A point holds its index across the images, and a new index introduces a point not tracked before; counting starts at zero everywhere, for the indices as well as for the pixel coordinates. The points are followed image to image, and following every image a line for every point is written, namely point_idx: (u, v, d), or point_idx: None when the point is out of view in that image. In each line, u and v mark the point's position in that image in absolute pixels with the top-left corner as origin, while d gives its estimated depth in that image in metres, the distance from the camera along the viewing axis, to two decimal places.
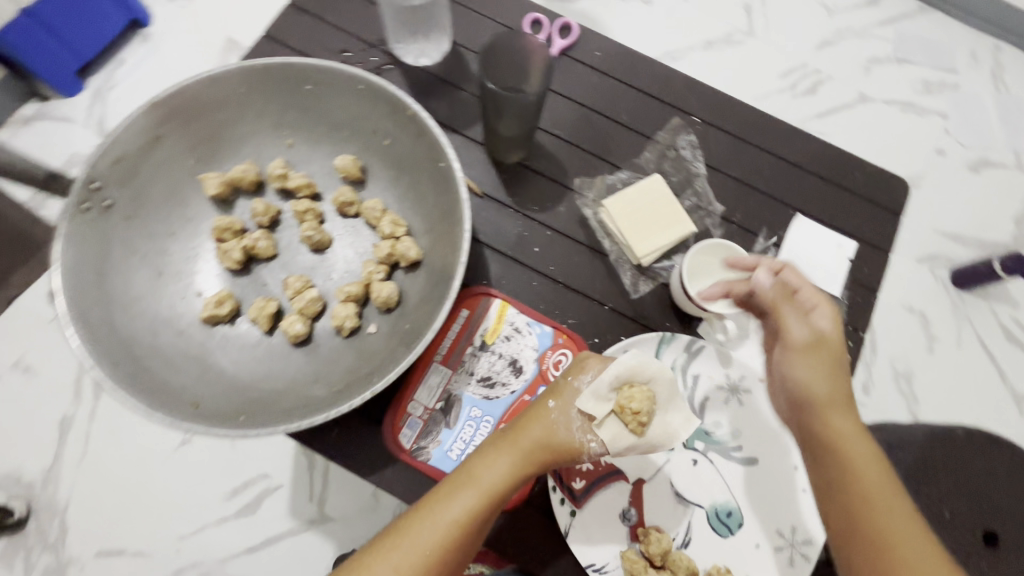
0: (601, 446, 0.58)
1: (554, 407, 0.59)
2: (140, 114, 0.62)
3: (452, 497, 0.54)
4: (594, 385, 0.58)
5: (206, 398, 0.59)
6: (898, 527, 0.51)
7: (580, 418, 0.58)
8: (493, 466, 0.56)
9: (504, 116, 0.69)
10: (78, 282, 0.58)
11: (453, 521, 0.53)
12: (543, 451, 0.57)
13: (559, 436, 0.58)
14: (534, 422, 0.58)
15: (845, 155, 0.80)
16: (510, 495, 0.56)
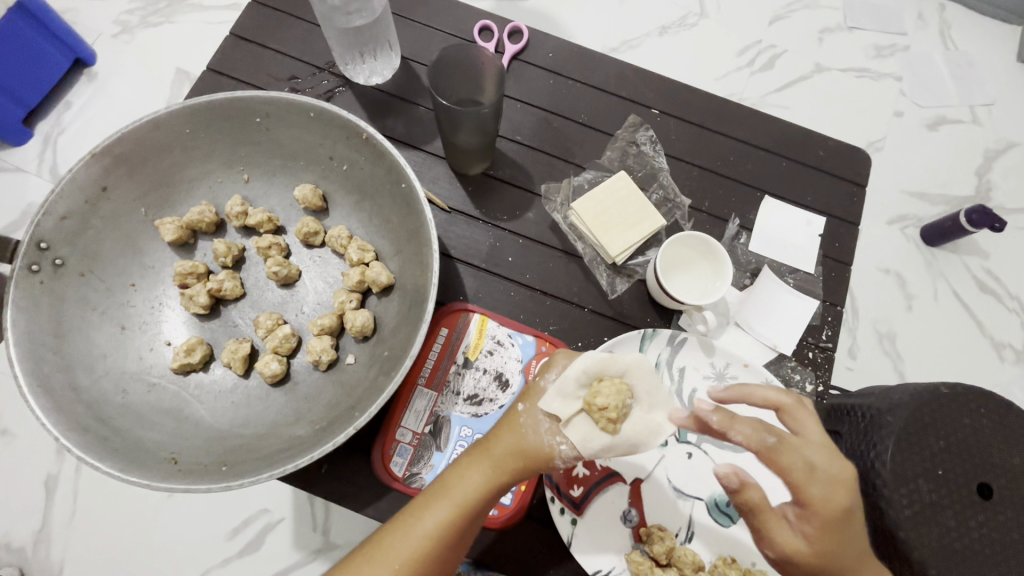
0: (572, 449, 0.53)
1: (524, 410, 0.56)
2: (83, 166, 0.60)
3: (425, 510, 0.53)
4: (559, 382, 0.54)
5: (185, 452, 0.56)
6: None
7: (548, 420, 0.54)
8: (466, 477, 0.54)
9: (461, 130, 0.68)
10: (35, 349, 0.55)
11: (424, 535, 0.52)
12: (516, 459, 0.54)
13: (529, 442, 0.54)
14: (508, 428, 0.56)
15: (804, 132, 0.81)
16: (486, 507, 0.54)
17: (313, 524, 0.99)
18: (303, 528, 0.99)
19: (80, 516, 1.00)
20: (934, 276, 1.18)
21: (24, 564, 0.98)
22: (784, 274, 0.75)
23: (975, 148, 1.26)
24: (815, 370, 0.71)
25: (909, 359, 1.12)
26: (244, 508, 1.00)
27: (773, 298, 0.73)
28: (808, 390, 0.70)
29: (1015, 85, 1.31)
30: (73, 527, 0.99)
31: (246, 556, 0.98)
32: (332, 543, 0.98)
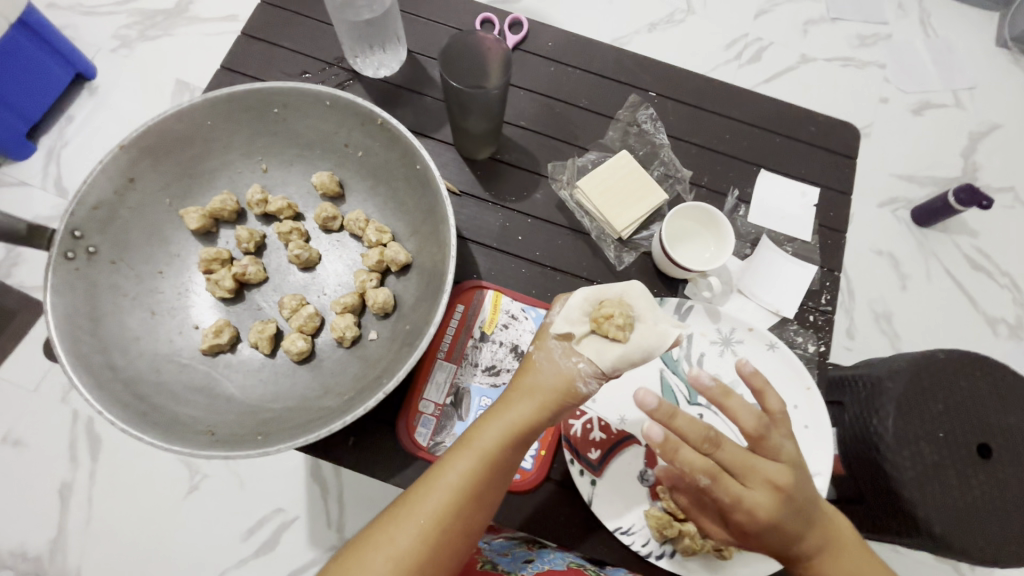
0: (590, 366, 0.57)
1: (537, 350, 0.60)
2: (112, 159, 0.63)
3: (447, 465, 0.54)
4: (564, 312, 0.59)
5: (219, 425, 0.59)
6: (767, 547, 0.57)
7: (561, 348, 0.58)
8: (488, 427, 0.56)
9: (470, 113, 0.71)
10: (73, 331, 0.58)
11: (448, 488, 0.53)
12: (535, 398, 0.56)
13: (548, 373, 0.58)
14: (523, 375, 0.59)
15: (795, 110, 0.85)
16: (508, 457, 0.55)
17: (328, 521, 1.02)
18: (318, 525, 1.02)
19: (98, 521, 1.01)
20: (926, 255, 1.22)
21: (42, 572, 0.99)
22: (782, 244, 0.78)
23: (959, 131, 1.30)
24: (816, 332, 0.74)
25: (904, 336, 1.16)
26: (258, 508, 1.02)
27: (775, 266, 0.76)
28: (810, 352, 0.74)
29: (995, 69, 1.35)
30: (89, 534, 1.00)
31: (262, 555, 1.00)
32: (346, 539, 1.01)
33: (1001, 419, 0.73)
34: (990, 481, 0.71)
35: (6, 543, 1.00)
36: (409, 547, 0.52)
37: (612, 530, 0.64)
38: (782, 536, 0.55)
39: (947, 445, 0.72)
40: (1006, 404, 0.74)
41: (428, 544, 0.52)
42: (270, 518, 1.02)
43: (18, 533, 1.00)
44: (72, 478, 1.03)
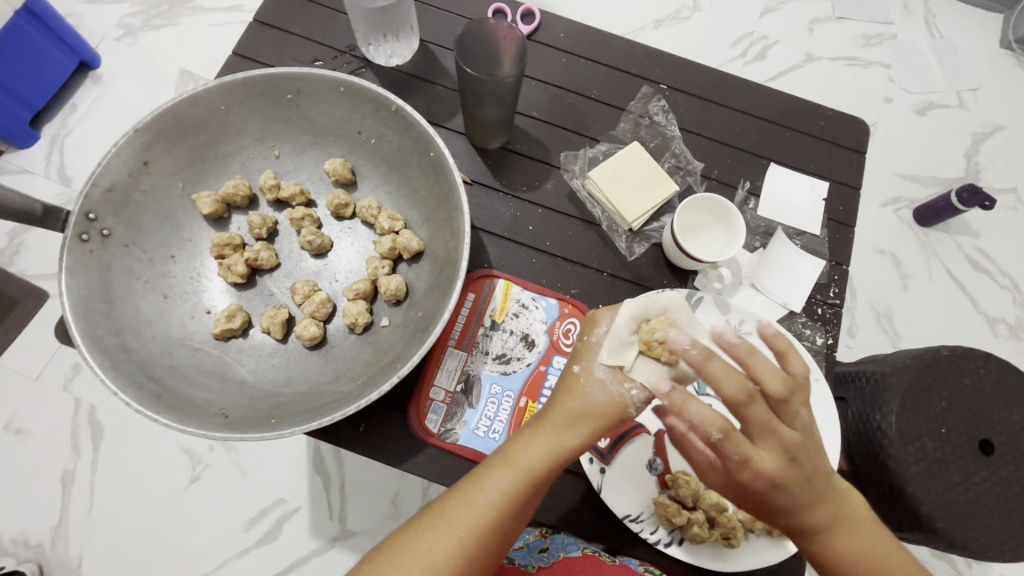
0: (643, 392, 0.56)
1: (581, 370, 0.58)
2: (126, 141, 0.63)
3: (487, 479, 0.54)
4: (615, 334, 0.58)
5: (233, 408, 0.59)
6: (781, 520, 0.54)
7: (610, 369, 0.57)
8: (529, 446, 0.56)
9: (484, 102, 0.71)
10: (88, 313, 0.58)
11: (488, 503, 0.53)
12: (582, 419, 0.56)
13: (598, 398, 0.56)
14: (565, 394, 0.58)
15: (806, 104, 0.85)
16: (549, 476, 0.55)
17: (329, 512, 1.02)
18: (320, 517, 1.01)
19: (99, 510, 1.01)
20: (929, 255, 1.23)
21: (43, 560, 0.99)
22: (791, 237, 0.79)
23: (964, 132, 1.30)
24: (824, 325, 0.75)
25: (906, 335, 1.17)
26: (260, 498, 1.02)
27: (784, 258, 0.77)
28: (818, 344, 0.74)
29: (1000, 71, 1.36)
30: (91, 522, 1.00)
31: (264, 545, 1.01)
32: (348, 531, 1.01)
33: (1003, 415, 0.74)
34: (993, 477, 0.72)
35: (8, 531, 1.00)
36: (446, 559, 0.51)
37: (621, 518, 0.64)
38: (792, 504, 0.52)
39: (951, 441, 0.72)
40: (1007, 401, 0.74)
41: (465, 559, 0.52)
42: (272, 508, 1.02)
43: (19, 521, 1.00)
44: (74, 466, 1.03)
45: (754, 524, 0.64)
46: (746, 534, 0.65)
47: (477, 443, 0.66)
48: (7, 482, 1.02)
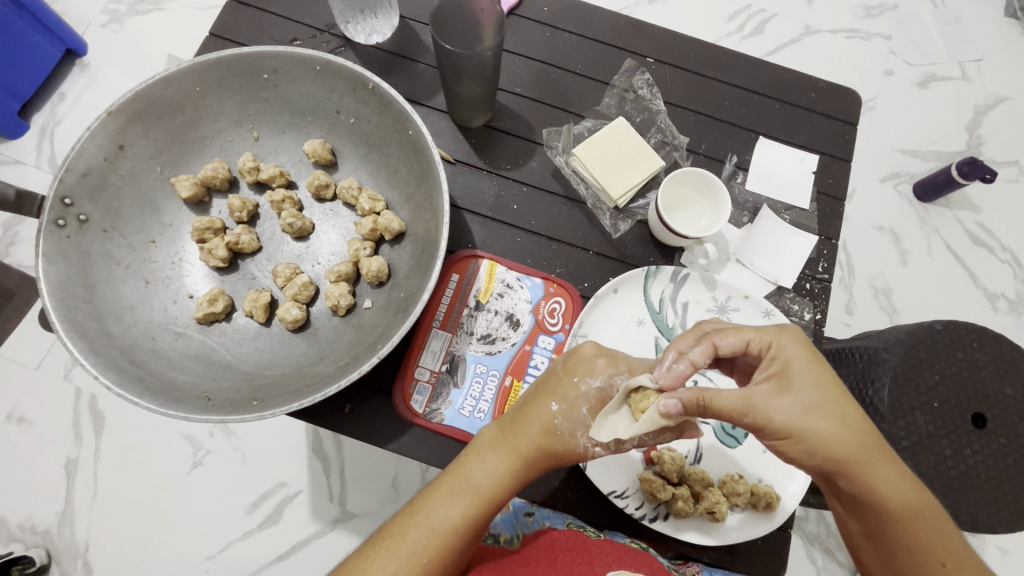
0: (604, 450, 0.56)
1: (558, 412, 0.56)
2: (101, 125, 0.62)
3: (446, 504, 0.54)
4: (609, 393, 0.56)
5: (216, 391, 0.60)
6: (822, 416, 0.49)
7: (587, 423, 0.55)
8: (490, 470, 0.55)
9: (463, 78, 0.69)
10: (68, 299, 0.58)
11: (448, 529, 0.53)
12: (542, 457, 0.56)
13: (563, 444, 0.55)
14: (535, 429, 0.56)
15: (795, 75, 0.83)
16: (507, 497, 0.56)
17: (330, 495, 1.03)
18: (320, 500, 1.02)
19: (103, 496, 1.03)
20: (929, 231, 1.21)
21: (50, 545, 1.00)
22: (780, 212, 0.78)
23: (965, 104, 1.28)
24: (813, 300, 0.74)
25: (903, 312, 1.16)
26: (260, 483, 1.04)
27: (773, 234, 0.76)
28: (806, 319, 0.73)
29: (1002, 41, 1.32)
30: (96, 508, 1.02)
31: (266, 528, 1.02)
32: (348, 513, 1.02)
33: (996, 389, 0.73)
34: (984, 450, 0.72)
35: (14, 518, 1.01)
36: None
37: (606, 494, 0.64)
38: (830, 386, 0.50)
39: (943, 415, 0.72)
40: (999, 374, 0.74)
41: None
42: (272, 493, 1.03)
43: (24, 508, 1.02)
44: (76, 454, 1.04)
45: (739, 498, 0.64)
46: (732, 509, 0.65)
47: (462, 423, 0.66)
48: (11, 471, 1.03)
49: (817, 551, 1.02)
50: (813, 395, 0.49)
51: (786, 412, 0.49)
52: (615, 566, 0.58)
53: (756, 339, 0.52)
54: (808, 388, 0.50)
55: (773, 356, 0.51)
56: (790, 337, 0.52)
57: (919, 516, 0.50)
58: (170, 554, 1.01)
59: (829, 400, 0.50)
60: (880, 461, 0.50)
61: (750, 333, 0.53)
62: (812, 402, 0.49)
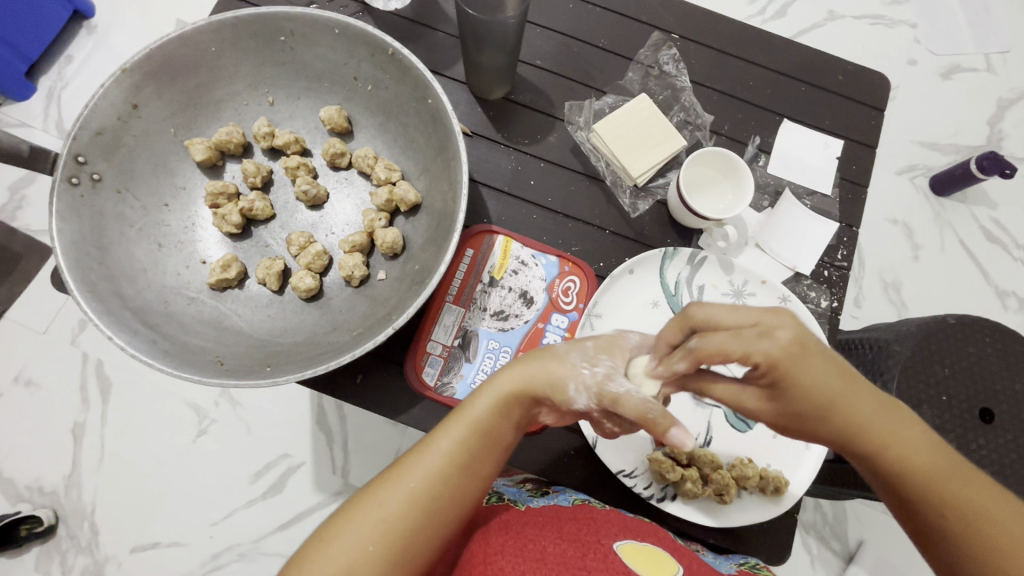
0: (592, 378, 0.50)
1: (560, 342, 0.55)
2: (115, 83, 0.60)
3: (438, 432, 0.52)
4: (619, 339, 0.55)
5: (228, 356, 0.60)
6: (819, 414, 0.46)
7: (585, 350, 0.53)
8: (480, 396, 0.53)
9: (485, 47, 0.67)
10: (81, 258, 0.58)
11: (436, 453, 0.51)
12: (534, 389, 0.52)
13: (556, 367, 0.52)
14: (535, 356, 0.54)
15: (824, 57, 0.81)
16: (501, 426, 0.52)
17: (332, 468, 1.03)
18: (323, 472, 1.03)
19: (109, 461, 1.04)
20: (943, 226, 1.19)
21: (57, 506, 1.02)
22: (802, 197, 0.76)
23: (989, 97, 1.25)
24: (830, 287, 0.73)
25: (912, 307, 1.15)
26: (264, 453, 1.04)
27: (794, 220, 0.74)
28: (823, 307, 0.73)
29: None
30: (102, 471, 1.03)
31: (270, 497, 1.03)
32: (351, 485, 1.03)
33: (1005, 384, 0.73)
34: (992, 445, 0.71)
35: (22, 479, 1.02)
36: (397, 515, 0.48)
37: (615, 473, 0.64)
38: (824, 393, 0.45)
39: (950, 409, 0.72)
40: (1011, 370, 0.73)
41: (416, 515, 0.49)
42: (276, 463, 1.04)
43: (31, 469, 1.03)
44: (84, 418, 1.05)
45: (748, 482, 0.64)
46: (740, 491, 0.65)
47: None
48: (19, 432, 1.04)
49: (812, 539, 1.02)
50: (803, 401, 0.46)
51: (773, 414, 0.48)
52: (622, 535, 0.58)
53: (744, 355, 0.45)
54: (817, 400, 0.45)
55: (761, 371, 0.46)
56: (782, 338, 0.45)
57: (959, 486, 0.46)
58: (175, 520, 1.02)
59: (844, 405, 0.46)
60: (892, 433, 0.46)
61: (737, 349, 0.45)
62: (818, 412, 0.46)
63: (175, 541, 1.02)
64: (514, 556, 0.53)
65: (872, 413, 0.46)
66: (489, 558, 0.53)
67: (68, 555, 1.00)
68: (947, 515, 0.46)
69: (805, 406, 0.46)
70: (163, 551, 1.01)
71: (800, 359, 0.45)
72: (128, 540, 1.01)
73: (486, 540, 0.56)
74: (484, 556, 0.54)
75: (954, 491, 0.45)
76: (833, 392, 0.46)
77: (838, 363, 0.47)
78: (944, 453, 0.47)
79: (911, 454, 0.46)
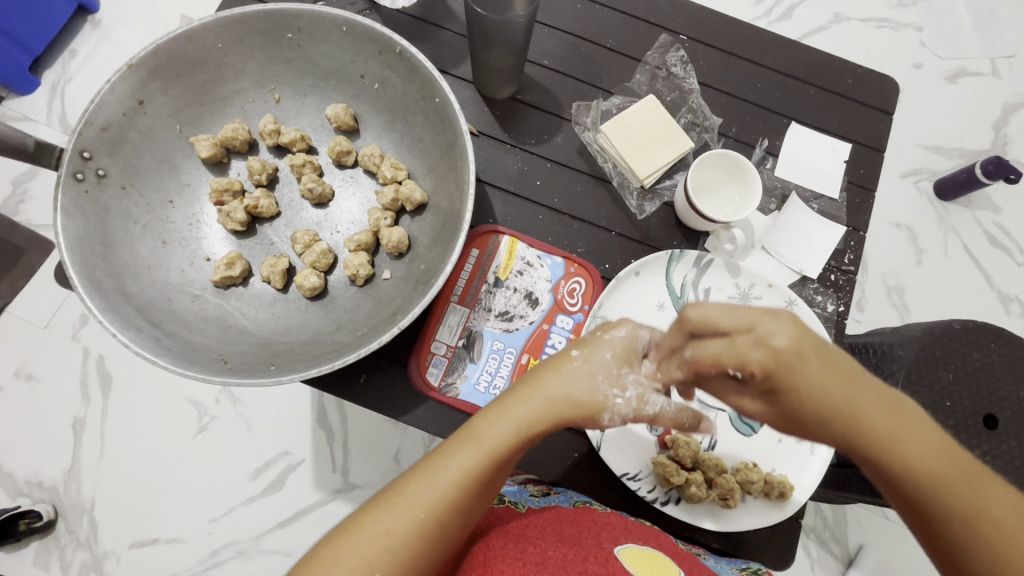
0: (627, 407, 0.49)
1: (579, 354, 0.51)
2: (121, 78, 0.60)
3: (450, 457, 0.49)
4: (635, 342, 0.51)
5: (232, 354, 0.59)
6: (823, 421, 0.42)
7: (610, 368, 0.50)
8: (496, 421, 0.50)
9: (493, 46, 0.67)
10: (85, 255, 0.57)
11: (448, 482, 0.48)
12: (557, 411, 0.49)
13: (581, 392, 0.49)
14: (555, 374, 0.50)
15: (832, 59, 0.80)
16: (517, 453, 0.50)
17: (332, 466, 1.03)
18: (323, 470, 1.03)
19: (109, 456, 1.03)
20: (947, 230, 1.19)
21: (56, 502, 1.01)
22: (809, 201, 0.76)
23: (994, 101, 1.24)
24: (837, 291, 0.73)
25: (915, 311, 1.14)
26: (264, 451, 1.04)
27: (800, 223, 0.74)
28: (829, 311, 0.72)
29: None
30: (102, 467, 1.03)
31: (269, 495, 1.03)
32: (350, 484, 1.03)
33: (1010, 391, 0.72)
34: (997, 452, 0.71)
35: (22, 474, 1.02)
36: (404, 543, 0.47)
37: (619, 476, 0.64)
38: (827, 401, 0.42)
39: (955, 415, 0.71)
40: (1017, 377, 0.73)
41: (423, 541, 0.47)
42: (276, 461, 1.04)
43: (30, 464, 1.03)
44: (84, 414, 1.05)
45: (752, 486, 0.64)
46: (744, 496, 0.65)
47: (476, 399, 0.66)
48: (19, 427, 1.04)
49: (812, 544, 1.02)
50: (804, 409, 0.42)
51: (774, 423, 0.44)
52: (623, 539, 0.58)
53: (740, 364, 0.41)
54: (820, 409, 0.42)
55: (759, 381, 0.41)
56: (781, 348, 0.40)
57: (973, 490, 0.44)
58: (174, 517, 1.02)
59: (850, 409, 0.42)
60: (895, 435, 0.43)
61: (732, 358, 0.41)
62: (821, 419, 0.42)
63: (174, 538, 1.01)
64: (514, 560, 0.52)
65: (879, 415, 0.43)
66: (489, 561, 0.53)
67: (67, 551, 1.00)
68: (953, 516, 0.44)
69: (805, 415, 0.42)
70: (161, 547, 1.01)
71: (800, 365, 0.41)
72: (127, 536, 1.01)
73: (487, 545, 0.56)
74: (484, 559, 0.53)
75: (963, 498, 0.44)
76: (838, 396, 0.42)
77: (834, 359, 0.43)
78: (948, 451, 0.44)
79: (915, 457, 0.43)
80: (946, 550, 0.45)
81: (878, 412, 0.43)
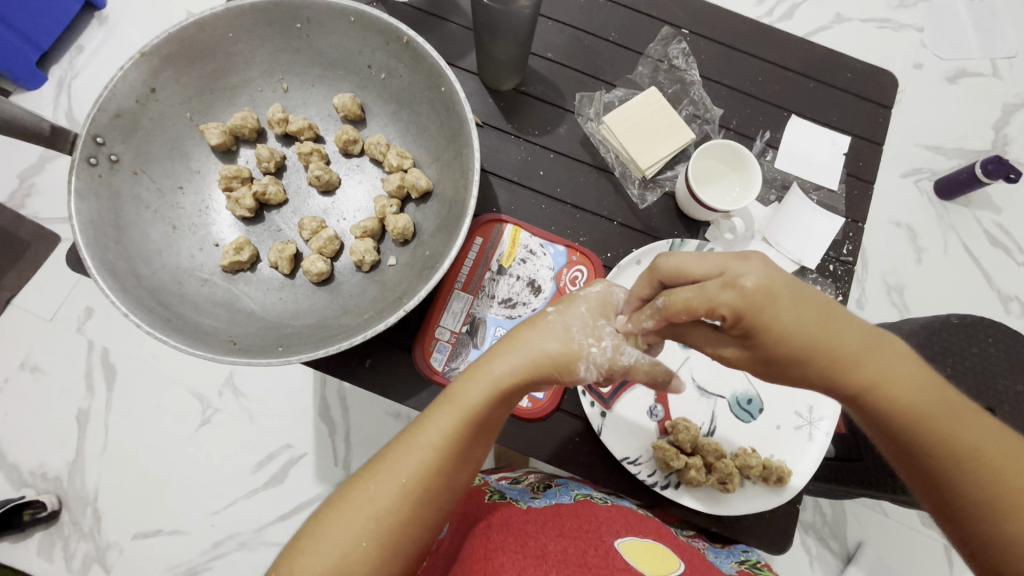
0: (602, 355, 0.52)
1: (554, 311, 0.54)
2: (133, 66, 0.61)
3: (428, 421, 0.50)
4: (609, 298, 0.55)
5: (240, 336, 0.60)
6: (802, 354, 0.45)
7: (585, 320, 0.53)
8: (472, 383, 0.50)
9: (498, 37, 0.68)
10: (98, 236, 0.58)
11: (427, 444, 0.49)
12: (535, 364, 0.51)
13: (556, 345, 0.52)
14: (532, 329, 0.53)
15: (833, 54, 0.81)
16: (495, 414, 0.51)
17: (334, 459, 1.04)
18: (326, 463, 1.04)
19: (113, 448, 1.05)
20: (947, 229, 1.20)
21: (61, 492, 1.02)
22: (809, 192, 0.77)
23: (994, 101, 1.25)
24: (835, 281, 0.74)
25: (914, 309, 1.15)
26: (267, 443, 1.05)
27: (801, 214, 0.75)
28: None
29: None
30: (105, 459, 1.04)
31: (271, 487, 1.04)
32: None
33: (1008, 385, 0.73)
34: None
35: (27, 465, 1.03)
36: (388, 511, 0.46)
37: (619, 459, 0.65)
38: (804, 334, 0.44)
39: None
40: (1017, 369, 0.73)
41: (408, 508, 0.47)
42: (279, 453, 1.05)
43: (35, 454, 1.04)
44: (89, 405, 1.06)
45: (751, 471, 0.64)
46: (743, 481, 0.66)
47: None
48: (24, 418, 1.05)
49: (811, 540, 1.03)
50: (783, 343, 0.45)
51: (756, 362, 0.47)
52: (625, 531, 0.59)
53: (709, 307, 0.45)
54: (798, 342, 0.44)
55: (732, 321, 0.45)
56: (746, 286, 0.44)
57: (964, 428, 0.44)
58: (177, 508, 1.03)
59: (829, 342, 0.45)
60: (878, 369, 0.45)
61: (701, 302, 0.45)
62: (801, 353, 0.45)
63: (176, 529, 1.02)
64: (515, 552, 0.52)
65: (858, 349, 0.45)
66: (489, 554, 0.52)
67: (71, 541, 1.01)
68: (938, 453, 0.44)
69: (784, 348, 0.45)
70: (164, 539, 1.02)
71: (769, 302, 0.44)
72: (130, 528, 1.02)
73: (486, 538, 0.55)
74: (483, 553, 0.53)
75: (954, 434, 0.44)
76: (814, 328, 0.45)
77: (813, 297, 0.46)
78: (935, 389, 0.45)
79: (897, 390, 0.45)
80: (941, 492, 0.45)
81: (858, 349, 0.45)
